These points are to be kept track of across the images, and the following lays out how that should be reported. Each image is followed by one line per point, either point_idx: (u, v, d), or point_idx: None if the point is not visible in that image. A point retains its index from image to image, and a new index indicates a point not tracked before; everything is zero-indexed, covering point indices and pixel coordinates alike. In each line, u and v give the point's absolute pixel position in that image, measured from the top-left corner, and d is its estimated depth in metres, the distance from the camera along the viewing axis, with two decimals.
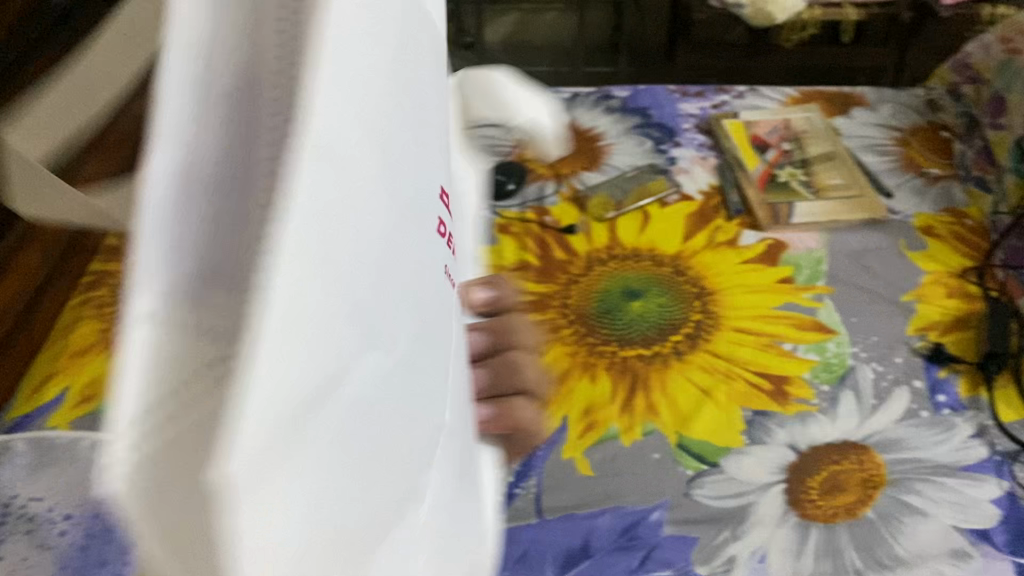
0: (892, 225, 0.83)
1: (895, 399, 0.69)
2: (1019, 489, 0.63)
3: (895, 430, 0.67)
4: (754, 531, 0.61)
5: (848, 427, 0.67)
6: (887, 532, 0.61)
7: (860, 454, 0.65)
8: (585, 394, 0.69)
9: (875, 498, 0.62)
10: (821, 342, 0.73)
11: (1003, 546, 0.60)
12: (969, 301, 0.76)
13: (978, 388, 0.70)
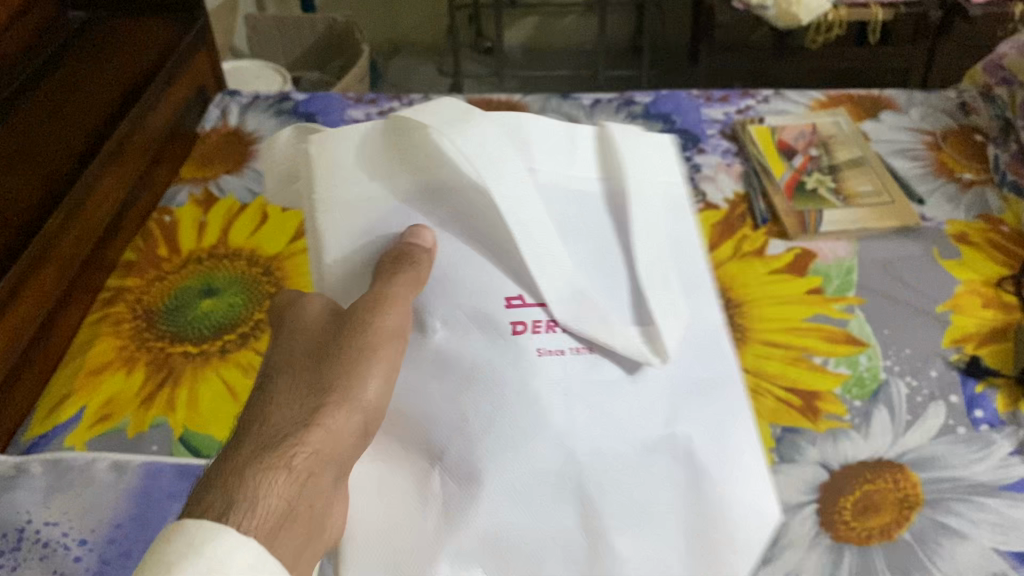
0: (923, 232, 0.81)
1: (930, 415, 0.66)
2: None
3: (931, 447, 0.64)
4: (785, 555, 0.59)
5: (882, 444, 0.64)
6: (924, 554, 0.58)
7: (894, 473, 0.63)
8: None
9: (912, 519, 0.60)
10: (853, 355, 0.70)
11: None
12: (1007, 311, 0.73)
13: (1017, 403, 0.67)
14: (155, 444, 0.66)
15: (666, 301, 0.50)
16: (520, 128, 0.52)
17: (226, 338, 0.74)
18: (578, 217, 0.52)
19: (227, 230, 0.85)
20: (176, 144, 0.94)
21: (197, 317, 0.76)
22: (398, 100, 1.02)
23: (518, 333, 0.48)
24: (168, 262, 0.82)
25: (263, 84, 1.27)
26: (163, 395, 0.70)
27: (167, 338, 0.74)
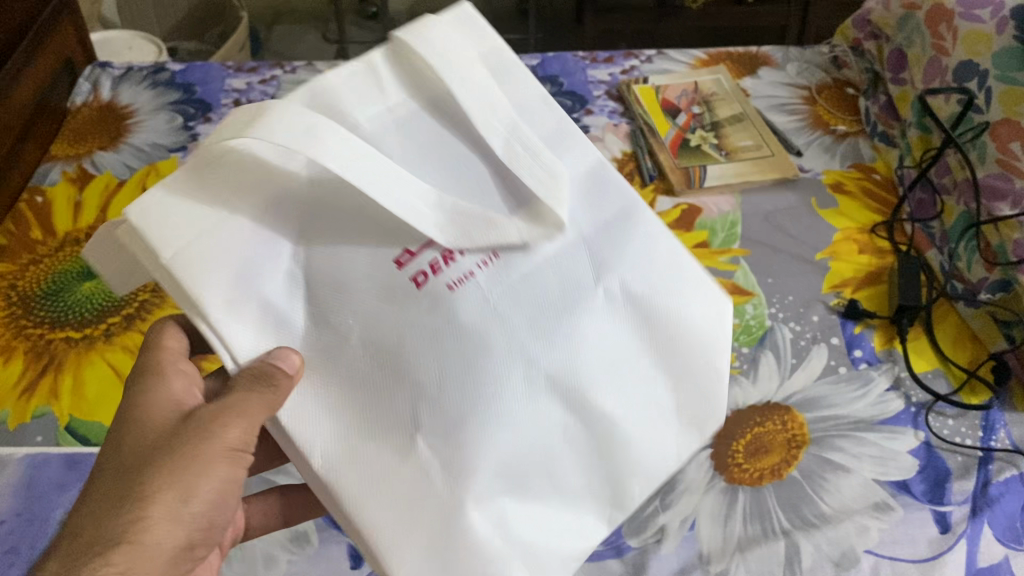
0: (802, 183, 0.84)
1: (813, 357, 0.70)
2: (935, 439, 0.65)
3: (815, 388, 0.68)
4: (682, 501, 0.62)
5: (769, 388, 0.68)
6: (811, 490, 0.62)
7: (782, 415, 0.66)
8: None
9: (799, 457, 0.64)
10: (739, 305, 0.74)
11: (922, 495, 0.62)
12: (880, 256, 0.77)
13: (892, 341, 0.71)
14: (40, 435, 0.63)
15: (550, 342, 0.45)
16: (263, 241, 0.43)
17: (109, 322, 0.71)
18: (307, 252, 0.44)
19: (106, 207, 0.82)
20: (45, 120, 0.89)
21: (78, 300, 0.72)
22: (280, 67, 0.99)
23: (422, 283, 0.44)
24: (42, 246, 0.78)
25: (138, 54, 1.22)
26: (44, 384, 0.67)
27: (46, 324, 0.71)
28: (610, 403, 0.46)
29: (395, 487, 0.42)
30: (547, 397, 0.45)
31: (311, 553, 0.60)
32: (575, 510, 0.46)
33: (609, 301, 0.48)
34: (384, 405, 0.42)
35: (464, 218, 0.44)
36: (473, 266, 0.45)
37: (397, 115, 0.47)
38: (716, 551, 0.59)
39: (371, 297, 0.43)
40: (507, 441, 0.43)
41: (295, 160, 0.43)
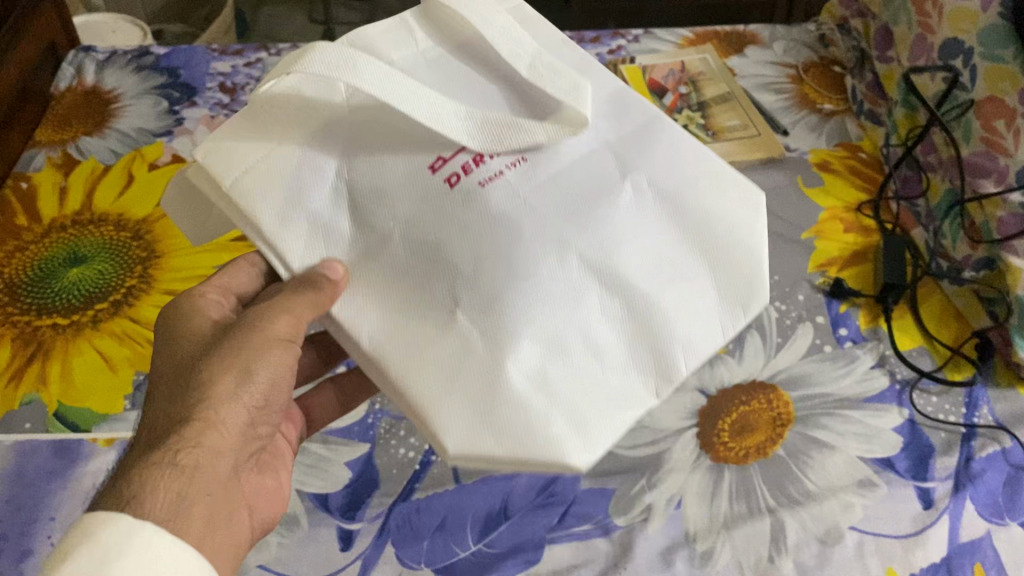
0: (788, 163, 0.84)
1: (798, 337, 0.70)
2: (919, 416, 0.65)
3: (800, 367, 0.69)
4: (669, 480, 0.62)
5: (754, 367, 0.68)
6: (797, 467, 0.63)
7: (767, 394, 0.67)
8: None
9: (784, 435, 0.64)
10: None
11: (906, 472, 0.62)
12: (866, 234, 0.78)
13: (877, 319, 0.72)
14: (28, 421, 0.64)
15: (566, 175, 0.47)
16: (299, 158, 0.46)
17: (96, 308, 0.71)
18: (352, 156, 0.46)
19: (91, 193, 0.81)
20: (27, 106, 0.89)
21: (64, 287, 0.72)
22: (265, 50, 0.98)
23: (455, 182, 0.45)
24: (28, 232, 0.78)
25: (122, 37, 1.21)
26: (31, 370, 0.67)
27: (33, 310, 0.71)
28: (673, 299, 0.46)
29: (434, 355, 0.43)
30: (588, 277, 0.45)
31: (301, 536, 0.60)
32: (619, 372, 0.44)
33: (636, 191, 0.48)
34: (428, 276, 0.44)
35: (494, 124, 0.45)
36: (502, 166, 0.46)
37: (425, 57, 0.49)
38: (702, 529, 0.60)
39: (402, 176, 0.45)
40: (533, 221, 0.45)
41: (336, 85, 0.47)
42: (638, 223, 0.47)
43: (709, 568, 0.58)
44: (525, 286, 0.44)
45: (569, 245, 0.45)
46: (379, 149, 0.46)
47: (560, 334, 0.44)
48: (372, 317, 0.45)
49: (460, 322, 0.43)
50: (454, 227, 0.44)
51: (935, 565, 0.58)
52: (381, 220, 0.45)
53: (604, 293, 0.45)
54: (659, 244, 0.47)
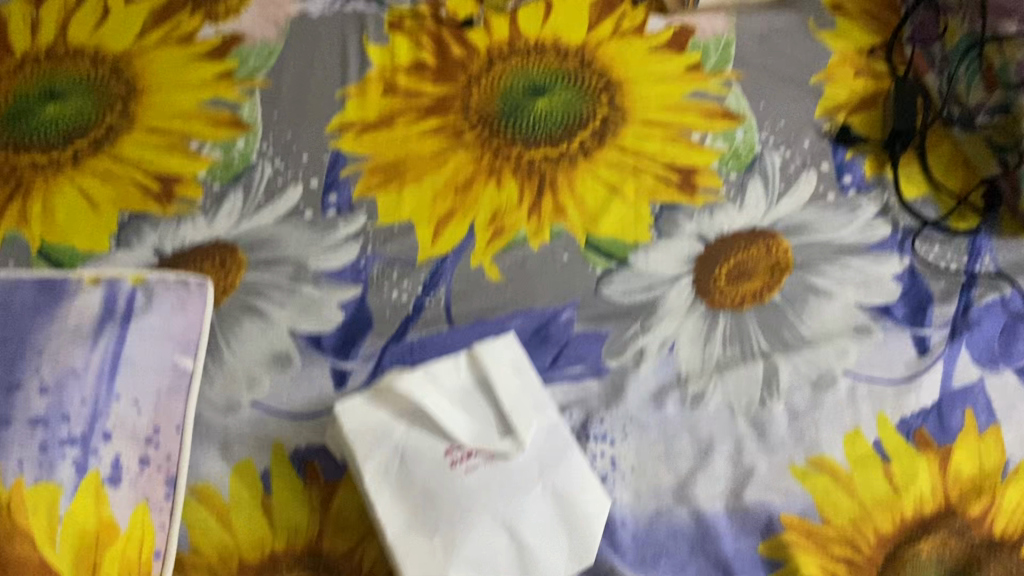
0: (800, 4, 0.80)
1: (801, 183, 0.68)
2: (919, 264, 0.64)
3: (802, 213, 0.67)
4: (663, 324, 0.62)
5: (756, 213, 0.67)
6: (793, 313, 0.62)
7: (767, 241, 0.65)
8: (488, 200, 0.67)
9: (782, 282, 0.63)
10: (730, 130, 0.71)
11: (903, 320, 0.62)
12: (877, 80, 0.75)
13: (883, 167, 0.70)
14: (12, 259, 0.64)
15: (502, 496, 0.52)
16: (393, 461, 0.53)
17: (76, 146, 0.69)
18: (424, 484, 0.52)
19: (66, 25, 0.77)
20: None
21: (42, 123, 0.70)
22: None
23: None
24: (1, 66, 0.75)
25: None
26: (13, 208, 0.66)
27: (11, 147, 0.68)
28: (565, 552, 0.51)
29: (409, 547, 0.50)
30: (516, 516, 0.52)
31: (295, 374, 0.60)
32: None
33: (555, 451, 0.54)
34: (423, 505, 0.52)
35: (545, 409, 0.56)
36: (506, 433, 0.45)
37: (461, 385, 0.57)
38: (694, 372, 0.60)
39: (435, 482, 0.52)
40: (482, 502, 0.52)
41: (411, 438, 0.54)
42: (556, 530, 0.52)
43: (700, 409, 0.59)
44: (465, 503, 0.52)
45: (512, 527, 0.52)
46: (425, 486, 0.52)
47: (500, 516, 0.52)
48: (387, 502, 0.52)
49: (438, 539, 0.51)
50: (430, 479, 0.52)
51: (926, 409, 0.58)
52: (412, 506, 0.52)
53: (524, 497, 0.52)
54: (588, 497, 0.53)
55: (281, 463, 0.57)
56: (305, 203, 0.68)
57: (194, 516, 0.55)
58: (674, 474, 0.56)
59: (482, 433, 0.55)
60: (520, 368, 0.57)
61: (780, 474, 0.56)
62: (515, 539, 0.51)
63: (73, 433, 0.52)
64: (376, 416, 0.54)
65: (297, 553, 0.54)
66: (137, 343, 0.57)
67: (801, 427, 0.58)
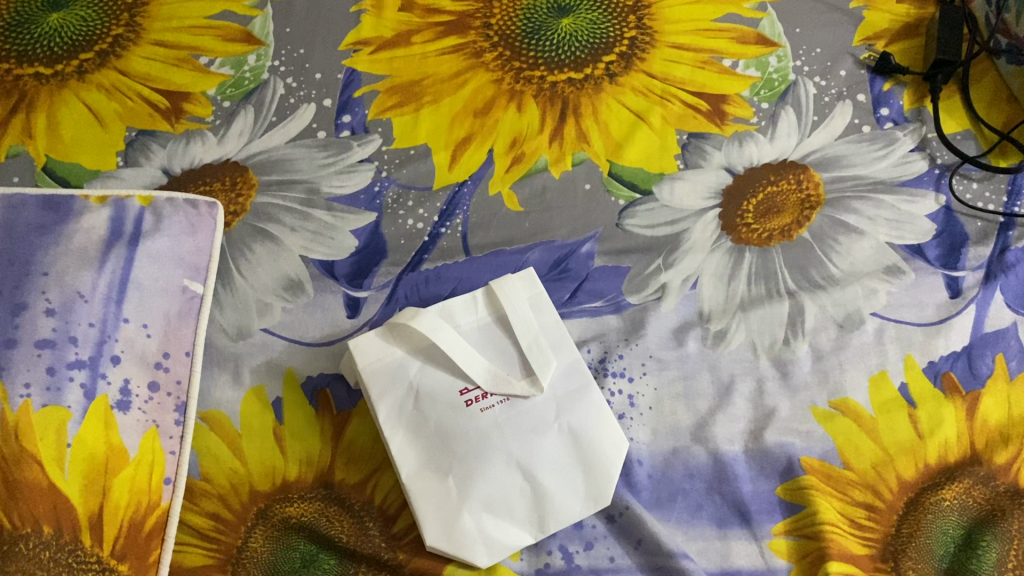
0: None
1: (836, 115, 0.65)
2: (955, 203, 0.62)
3: (835, 147, 0.64)
4: (687, 260, 0.60)
5: (786, 146, 0.64)
6: (821, 252, 0.60)
7: (798, 175, 0.63)
8: (508, 125, 0.64)
9: (812, 219, 0.61)
10: (763, 57, 0.68)
11: (936, 261, 0.60)
12: (920, 6, 0.71)
13: (922, 100, 0.66)
14: (16, 176, 0.61)
15: (519, 433, 0.51)
16: (407, 399, 0.52)
17: (81, 58, 0.66)
18: (438, 420, 0.51)
19: None
20: None
21: (44, 33, 0.67)
22: None
23: None
24: None
25: None
26: (16, 122, 0.63)
27: (12, 57, 0.65)
28: (582, 494, 0.50)
29: (421, 486, 0.50)
30: (534, 456, 0.51)
31: (307, 302, 0.59)
32: (530, 531, 0.50)
33: (572, 389, 0.53)
34: (436, 443, 0.51)
35: (561, 346, 0.54)
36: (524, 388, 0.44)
37: (478, 321, 0.55)
38: (717, 310, 0.58)
39: (449, 421, 0.51)
40: (499, 442, 0.51)
41: (427, 375, 0.53)
42: (573, 468, 0.51)
43: (721, 347, 0.57)
44: (479, 444, 0.51)
45: (528, 466, 0.50)
46: (439, 422, 0.51)
47: (516, 456, 0.51)
48: (400, 440, 0.51)
49: (451, 479, 0.50)
50: (444, 417, 0.52)
51: (955, 353, 0.56)
52: (426, 446, 0.51)
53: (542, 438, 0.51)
54: (606, 438, 0.52)
55: (293, 393, 0.56)
56: (318, 124, 0.65)
57: (204, 442, 0.54)
58: (693, 413, 0.55)
59: (499, 370, 0.53)
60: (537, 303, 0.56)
61: (802, 416, 0.55)
62: (533, 478, 0.50)
63: (81, 357, 0.51)
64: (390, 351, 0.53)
65: (307, 483, 0.53)
66: (145, 266, 0.55)
67: (825, 369, 0.56)
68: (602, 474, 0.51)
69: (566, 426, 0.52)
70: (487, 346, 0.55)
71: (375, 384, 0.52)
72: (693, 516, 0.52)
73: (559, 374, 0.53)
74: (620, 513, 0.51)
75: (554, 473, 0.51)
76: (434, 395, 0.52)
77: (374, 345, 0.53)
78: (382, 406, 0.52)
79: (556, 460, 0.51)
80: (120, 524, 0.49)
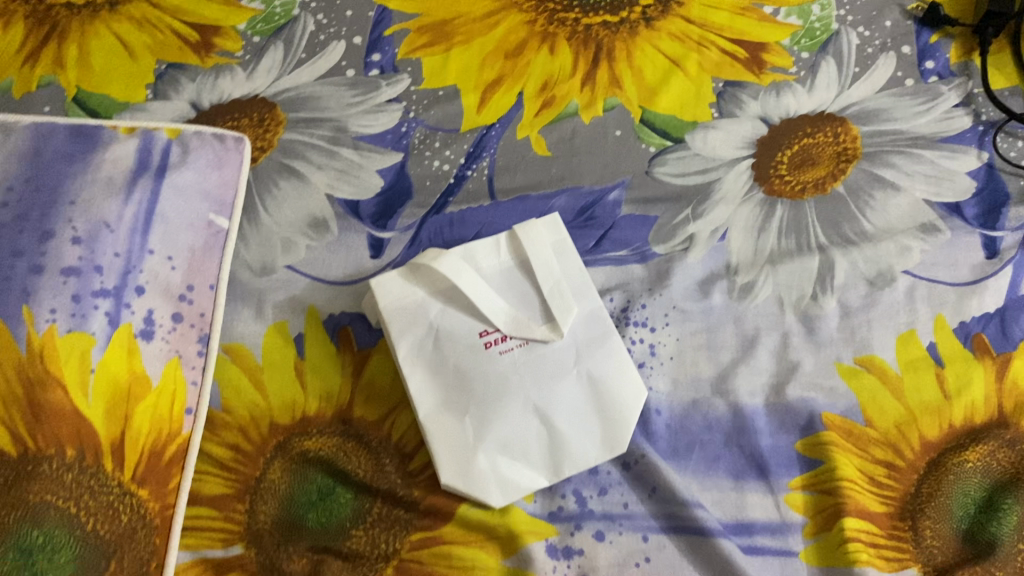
0: None
1: (879, 68, 0.64)
2: (998, 161, 0.60)
3: (876, 100, 0.62)
4: (717, 210, 0.59)
5: (825, 98, 0.62)
6: (855, 206, 0.58)
7: (835, 127, 0.61)
8: (540, 67, 0.63)
9: (847, 173, 0.59)
10: (805, 5, 0.66)
11: (974, 220, 0.58)
12: None
13: (970, 54, 0.64)
14: (47, 106, 0.61)
15: (538, 377, 0.51)
16: (426, 339, 0.52)
17: None
18: (456, 361, 0.51)
19: None
20: None
21: None
22: None
23: None
24: None
25: None
26: (48, 51, 0.63)
27: None
28: (598, 441, 0.50)
29: (438, 426, 0.50)
30: (552, 402, 0.51)
31: (331, 240, 0.59)
32: (546, 475, 0.50)
33: (592, 336, 0.53)
34: (454, 384, 0.51)
35: (584, 293, 0.54)
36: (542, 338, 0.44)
37: (500, 264, 0.55)
38: (746, 262, 0.57)
39: (468, 362, 0.51)
40: (517, 385, 0.51)
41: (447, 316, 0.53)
42: (591, 415, 0.51)
43: (748, 300, 0.56)
44: (496, 386, 0.51)
45: (545, 412, 0.50)
46: (457, 364, 0.51)
47: (533, 401, 0.51)
48: (418, 380, 0.51)
49: (469, 421, 0.50)
50: (463, 359, 0.52)
51: (989, 314, 0.54)
52: (444, 387, 0.51)
53: (560, 383, 0.51)
54: (625, 386, 0.51)
55: (315, 329, 0.56)
56: (347, 62, 0.65)
57: (227, 375, 0.55)
58: (715, 365, 0.55)
59: (520, 314, 0.53)
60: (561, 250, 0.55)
61: (826, 372, 0.54)
62: (550, 423, 0.50)
63: (106, 286, 0.52)
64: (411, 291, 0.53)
65: (327, 418, 0.53)
66: (171, 198, 0.56)
67: (852, 325, 0.55)
68: (618, 422, 0.51)
69: (586, 372, 0.52)
70: (508, 290, 0.54)
71: (395, 323, 0.52)
72: (710, 466, 0.52)
73: (580, 321, 0.53)
74: (636, 460, 0.51)
75: (571, 420, 0.50)
76: (453, 337, 0.52)
77: (396, 283, 0.53)
78: (402, 345, 0.52)
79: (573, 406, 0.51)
80: (141, 451, 0.49)
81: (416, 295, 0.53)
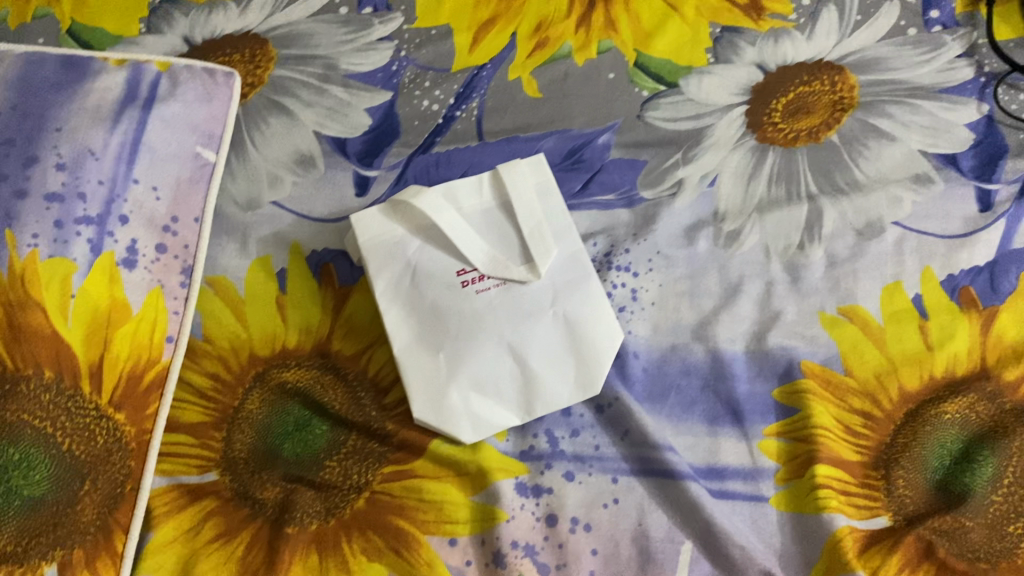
0: None
1: (881, 16, 0.62)
2: (998, 114, 0.58)
3: (876, 49, 0.61)
4: (707, 156, 0.58)
5: (824, 45, 0.61)
6: (848, 156, 0.57)
7: (832, 76, 0.60)
8: (535, 8, 0.63)
9: (842, 122, 0.58)
10: None
11: (969, 172, 0.57)
12: None
13: (976, 5, 0.63)
14: (42, 38, 0.62)
15: (514, 315, 0.51)
16: (404, 276, 0.52)
17: None
18: (432, 298, 0.51)
19: None
20: None
21: None
22: None
23: None
24: None
25: None
26: None
27: None
28: (572, 380, 0.50)
29: (412, 360, 0.50)
30: (526, 340, 0.51)
31: (317, 177, 0.59)
32: (519, 414, 0.50)
33: (570, 276, 0.52)
34: (430, 319, 0.51)
35: (565, 234, 0.54)
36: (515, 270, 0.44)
37: (481, 204, 0.54)
38: (733, 210, 0.57)
39: (444, 299, 0.51)
40: (492, 323, 0.51)
41: (426, 253, 0.53)
42: (566, 353, 0.51)
43: (733, 248, 0.56)
44: (472, 323, 0.51)
45: (520, 351, 0.50)
46: (433, 300, 0.51)
47: (508, 339, 0.51)
48: (394, 314, 0.51)
49: (442, 356, 0.50)
50: (440, 296, 0.52)
51: (978, 268, 0.53)
52: (420, 323, 0.51)
53: (535, 322, 0.51)
54: (600, 325, 0.51)
55: (298, 265, 0.56)
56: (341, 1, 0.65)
57: (209, 307, 0.55)
58: (696, 311, 0.54)
59: (499, 254, 0.53)
60: (542, 191, 0.55)
61: (809, 321, 0.53)
62: (524, 360, 0.50)
63: (89, 214, 0.52)
64: (391, 228, 0.53)
65: (306, 352, 0.53)
66: (157, 129, 0.56)
67: (837, 275, 0.54)
68: (593, 360, 0.50)
69: (562, 311, 0.51)
70: (489, 230, 0.54)
71: (374, 259, 0.52)
72: (685, 411, 0.51)
73: (559, 262, 0.53)
74: (610, 403, 0.51)
75: (545, 358, 0.50)
76: (432, 274, 0.52)
77: (376, 220, 0.53)
78: (380, 281, 0.52)
79: (549, 345, 0.51)
80: (119, 376, 0.50)
81: (395, 232, 0.53)
